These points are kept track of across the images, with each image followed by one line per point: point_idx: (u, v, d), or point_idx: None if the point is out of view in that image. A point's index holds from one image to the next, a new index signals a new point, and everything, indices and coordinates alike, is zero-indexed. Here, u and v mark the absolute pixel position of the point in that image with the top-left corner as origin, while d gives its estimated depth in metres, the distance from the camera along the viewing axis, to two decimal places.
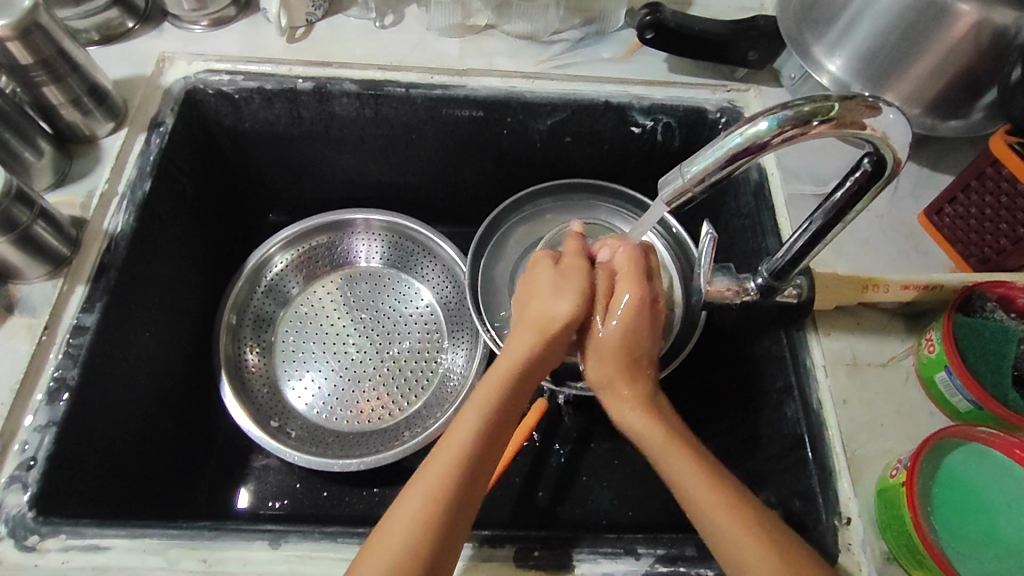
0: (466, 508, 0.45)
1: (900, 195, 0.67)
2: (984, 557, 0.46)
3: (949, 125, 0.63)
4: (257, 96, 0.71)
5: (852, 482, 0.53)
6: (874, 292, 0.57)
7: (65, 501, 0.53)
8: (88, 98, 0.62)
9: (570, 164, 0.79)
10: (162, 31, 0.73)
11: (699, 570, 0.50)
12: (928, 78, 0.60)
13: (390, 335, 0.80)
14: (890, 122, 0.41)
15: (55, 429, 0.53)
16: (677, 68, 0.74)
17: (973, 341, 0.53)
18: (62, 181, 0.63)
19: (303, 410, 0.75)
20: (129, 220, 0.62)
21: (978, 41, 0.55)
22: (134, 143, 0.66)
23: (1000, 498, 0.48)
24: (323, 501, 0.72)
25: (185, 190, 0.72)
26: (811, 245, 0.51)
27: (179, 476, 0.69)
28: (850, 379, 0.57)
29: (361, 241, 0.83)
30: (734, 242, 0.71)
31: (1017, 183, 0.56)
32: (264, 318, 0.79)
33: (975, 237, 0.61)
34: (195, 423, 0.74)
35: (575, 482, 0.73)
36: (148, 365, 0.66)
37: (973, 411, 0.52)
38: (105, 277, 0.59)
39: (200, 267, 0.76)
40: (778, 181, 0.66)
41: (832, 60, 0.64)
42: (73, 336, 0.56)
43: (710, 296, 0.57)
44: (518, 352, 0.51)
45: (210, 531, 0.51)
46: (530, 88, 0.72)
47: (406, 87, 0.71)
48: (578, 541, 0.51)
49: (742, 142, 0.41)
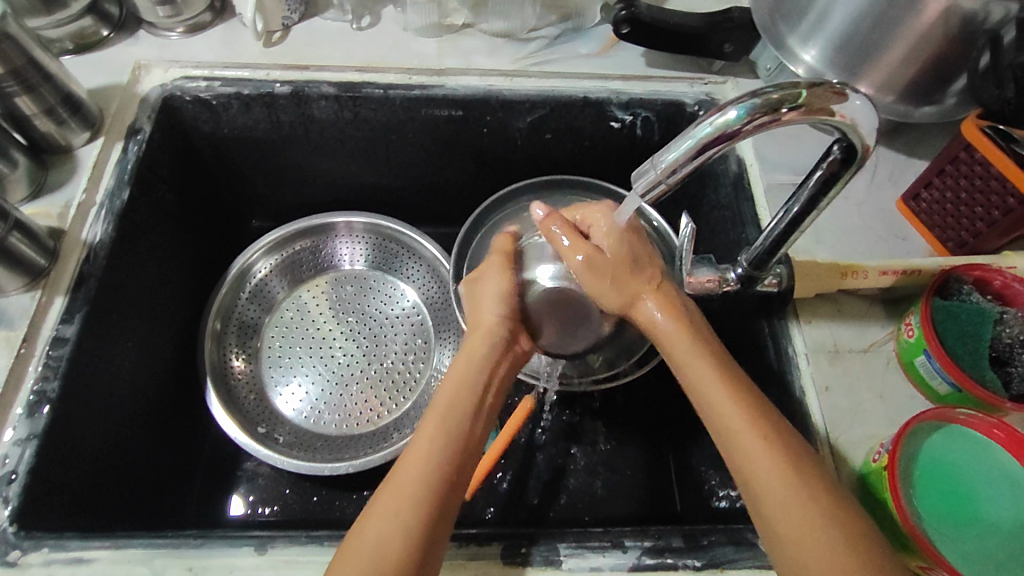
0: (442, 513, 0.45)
1: (877, 181, 0.67)
2: (967, 537, 0.46)
3: (923, 112, 0.64)
4: (235, 102, 0.71)
5: (837, 468, 0.53)
6: (853, 279, 0.57)
7: (47, 516, 0.52)
8: (62, 108, 0.62)
9: (551, 161, 0.80)
10: (138, 39, 0.73)
11: (685, 560, 0.50)
12: (901, 64, 0.60)
13: (377, 337, 0.80)
14: (858, 108, 0.42)
15: (36, 442, 0.52)
16: (655, 63, 0.75)
17: (951, 324, 0.54)
18: (38, 193, 0.63)
19: (292, 415, 0.75)
20: (108, 229, 0.62)
21: (947, 28, 0.56)
22: (111, 152, 0.66)
23: (981, 477, 0.48)
24: (313, 506, 0.72)
25: (166, 198, 0.71)
26: (787, 232, 0.51)
27: (166, 486, 0.69)
28: (832, 366, 0.57)
29: (345, 244, 0.83)
30: (715, 234, 0.71)
31: (990, 167, 0.56)
32: (250, 324, 0.79)
33: (951, 221, 0.61)
34: (181, 431, 0.73)
35: (565, 477, 0.73)
36: (131, 374, 0.65)
37: (953, 393, 0.53)
38: (83, 287, 0.59)
39: (183, 276, 0.76)
40: (756, 171, 0.66)
41: (806, 49, 0.64)
42: (53, 348, 0.56)
43: (693, 288, 0.57)
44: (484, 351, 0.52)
45: (196, 538, 0.51)
46: (509, 86, 0.72)
47: (385, 89, 0.71)
48: (565, 534, 0.51)
49: (712, 131, 0.41)
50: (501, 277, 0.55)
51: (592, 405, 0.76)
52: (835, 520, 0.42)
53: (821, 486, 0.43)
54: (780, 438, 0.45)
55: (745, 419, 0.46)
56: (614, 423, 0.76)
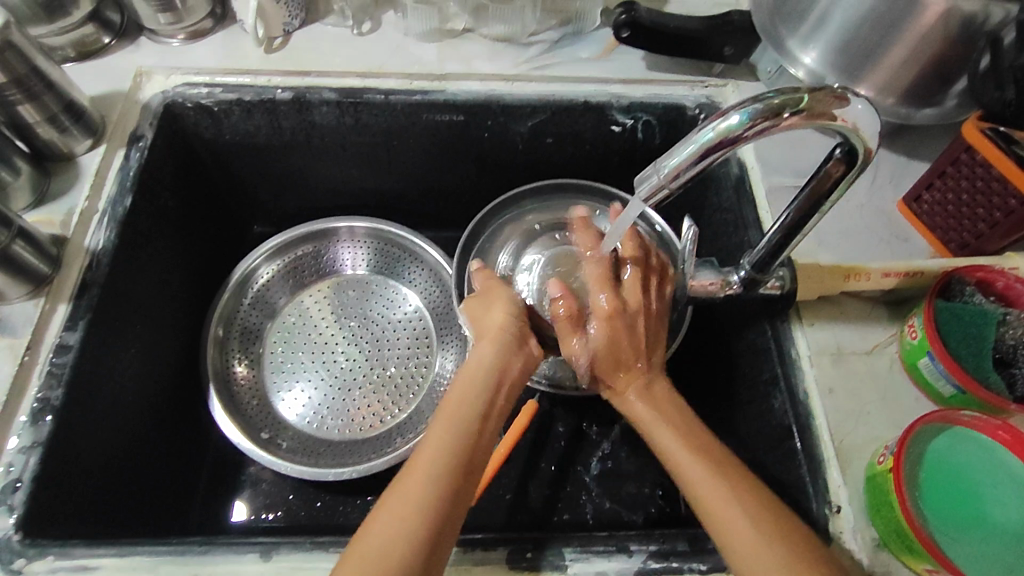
0: (455, 517, 0.45)
1: (879, 183, 0.67)
2: (972, 538, 0.47)
3: (923, 113, 0.64)
4: (237, 108, 0.71)
5: (841, 470, 0.53)
6: (856, 281, 0.57)
7: (51, 523, 0.52)
8: (65, 115, 0.62)
9: (552, 165, 0.80)
10: (139, 46, 0.73)
11: (691, 564, 0.50)
12: (902, 66, 0.60)
13: (379, 342, 0.80)
14: (860, 111, 0.42)
15: (41, 449, 0.52)
16: (656, 66, 0.75)
17: (954, 326, 0.53)
18: (41, 200, 0.63)
19: (295, 421, 0.75)
20: (110, 236, 0.62)
21: (947, 30, 0.56)
22: (113, 159, 0.66)
23: (985, 479, 0.48)
24: (317, 512, 0.71)
25: (168, 204, 0.71)
26: (790, 234, 0.51)
27: (170, 493, 0.69)
28: (835, 369, 0.57)
29: (346, 249, 0.83)
30: (717, 237, 0.71)
31: (991, 168, 0.56)
32: (252, 330, 0.79)
33: (953, 222, 0.61)
34: (184, 437, 0.73)
35: (569, 481, 0.73)
36: (134, 381, 0.65)
37: (957, 395, 0.53)
38: (87, 294, 0.59)
39: (185, 281, 0.76)
40: (758, 174, 0.66)
41: (806, 52, 0.64)
42: (56, 355, 0.56)
43: (694, 291, 0.57)
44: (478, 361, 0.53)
45: (200, 545, 0.50)
46: (510, 90, 0.72)
47: (386, 94, 0.71)
48: (571, 538, 0.51)
49: (714, 137, 0.41)
50: (503, 306, 0.58)
51: (595, 408, 0.76)
52: (777, 534, 0.44)
53: (742, 485, 0.46)
54: (710, 451, 0.49)
55: (689, 448, 0.49)
56: (617, 427, 0.76)
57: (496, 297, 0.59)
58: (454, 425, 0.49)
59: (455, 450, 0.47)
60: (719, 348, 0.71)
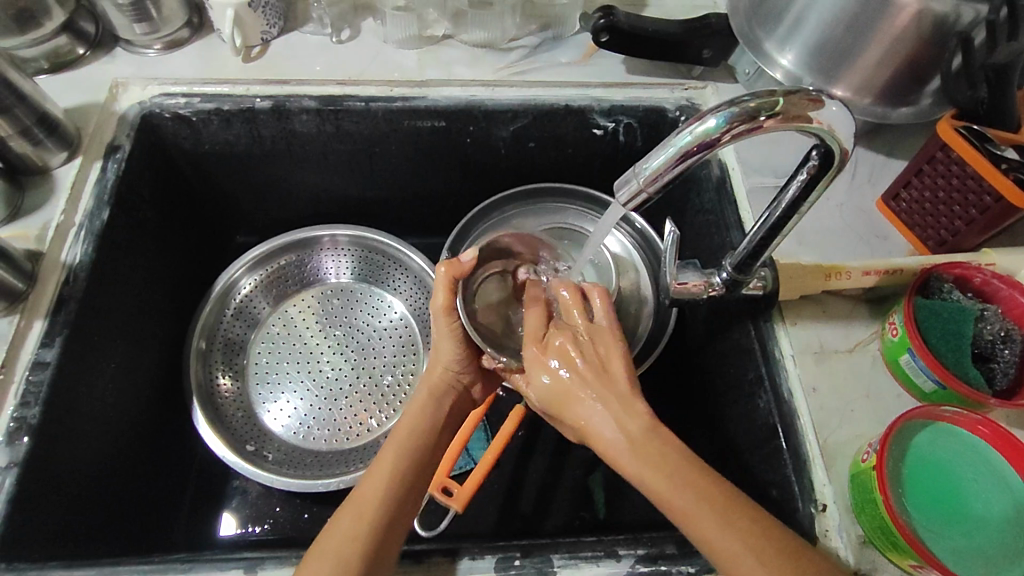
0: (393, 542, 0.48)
1: (858, 181, 0.68)
2: (955, 535, 0.47)
3: (900, 112, 0.65)
4: (215, 117, 0.70)
5: (826, 468, 0.53)
6: (837, 280, 0.58)
7: (28, 546, 0.51)
8: (39, 128, 0.61)
9: (536, 169, 0.80)
10: (115, 57, 0.72)
11: (679, 567, 0.50)
12: (877, 67, 0.61)
13: (366, 350, 0.80)
14: (834, 114, 0.42)
15: (16, 470, 0.51)
16: (635, 70, 0.75)
17: (934, 323, 0.54)
18: (15, 215, 0.62)
19: (280, 432, 0.74)
20: (88, 250, 0.61)
21: (920, 30, 0.56)
22: (89, 172, 0.65)
23: (968, 473, 0.49)
24: (304, 524, 0.71)
25: (147, 216, 0.70)
26: (771, 236, 0.51)
27: (150, 510, 0.67)
28: (819, 367, 0.58)
29: (329, 258, 0.83)
30: (700, 237, 0.72)
31: (967, 166, 0.56)
32: (235, 342, 0.78)
33: (931, 220, 0.62)
34: (167, 453, 0.72)
35: (558, 485, 0.73)
36: (115, 398, 0.64)
37: (938, 391, 0.53)
38: (64, 310, 0.58)
39: (166, 294, 0.75)
40: (739, 175, 0.67)
41: (784, 54, 0.65)
42: (33, 373, 0.55)
43: (679, 292, 0.56)
44: (424, 406, 0.58)
45: (183, 563, 0.50)
46: (491, 96, 0.72)
47: (366, 101, 0.71)
48: (559, 545, 0.51)
49: (692, 140, 0.41)
50: (450, 343, 0.59)
51: None
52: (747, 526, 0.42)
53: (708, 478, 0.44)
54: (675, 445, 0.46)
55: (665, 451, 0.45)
56: None
57: (440, 330, 0.60)
58: (379, 480, 0.50)
59: (398, 476, 0.50)
60: (703, 349, 0.71)
